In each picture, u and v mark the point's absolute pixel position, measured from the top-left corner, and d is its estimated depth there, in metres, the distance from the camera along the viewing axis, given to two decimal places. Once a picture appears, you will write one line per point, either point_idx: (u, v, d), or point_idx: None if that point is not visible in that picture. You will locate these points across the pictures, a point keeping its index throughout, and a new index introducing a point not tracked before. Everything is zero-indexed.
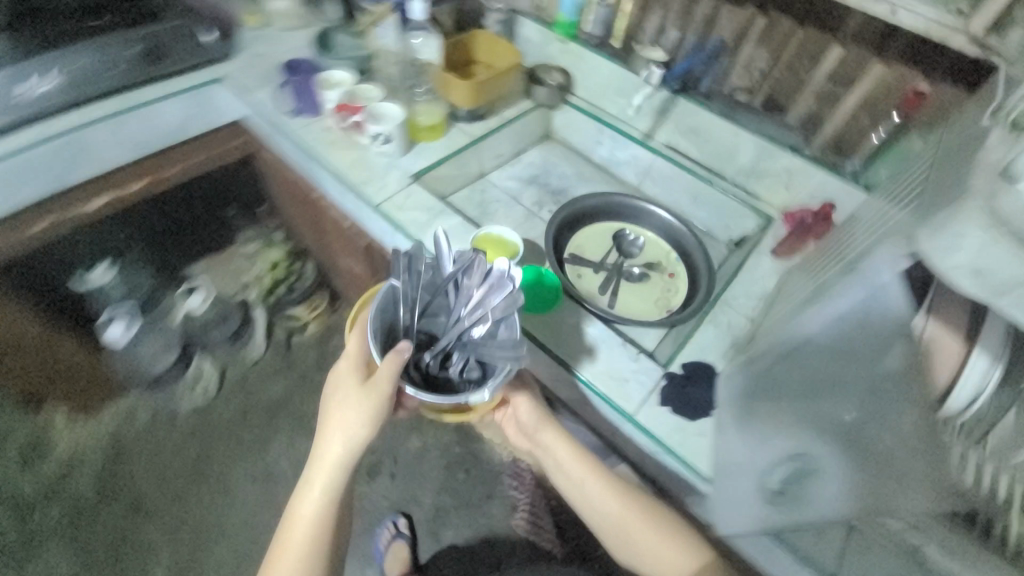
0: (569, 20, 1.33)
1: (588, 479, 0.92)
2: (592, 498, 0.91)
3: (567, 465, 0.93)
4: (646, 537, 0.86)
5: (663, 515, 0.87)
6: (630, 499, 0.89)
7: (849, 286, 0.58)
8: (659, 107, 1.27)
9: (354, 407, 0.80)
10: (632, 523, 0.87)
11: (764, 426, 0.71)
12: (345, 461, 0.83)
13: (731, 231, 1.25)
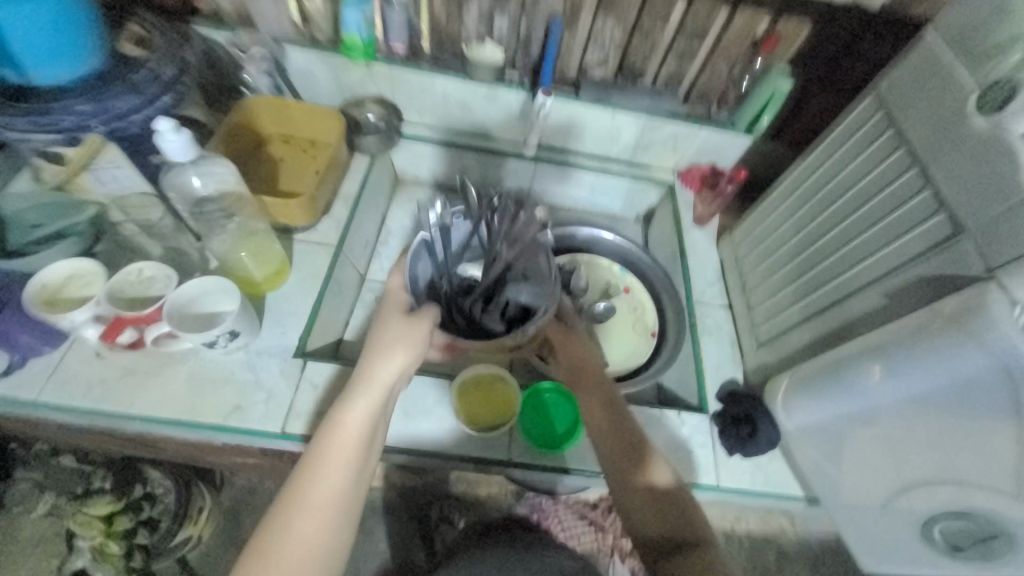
0: (362, 38, 0.95)
1: (618, 434, 0.69)
2: (610, 458, 0.68)
3: (595, 419, 0.71)
4: (665, 498, 0.66)
5: (683, 493, 0.66)
6: (651, 470, 0.67)
7: (960, 350, 0.51)
8: (519, 112, 1.06)
9: (400, 339, 0.63)
10: (645, 486, 0.66)
11: (864, 462, 0.67)
12: (373, 378, 0.61)
13: (637, 209, 1.22)
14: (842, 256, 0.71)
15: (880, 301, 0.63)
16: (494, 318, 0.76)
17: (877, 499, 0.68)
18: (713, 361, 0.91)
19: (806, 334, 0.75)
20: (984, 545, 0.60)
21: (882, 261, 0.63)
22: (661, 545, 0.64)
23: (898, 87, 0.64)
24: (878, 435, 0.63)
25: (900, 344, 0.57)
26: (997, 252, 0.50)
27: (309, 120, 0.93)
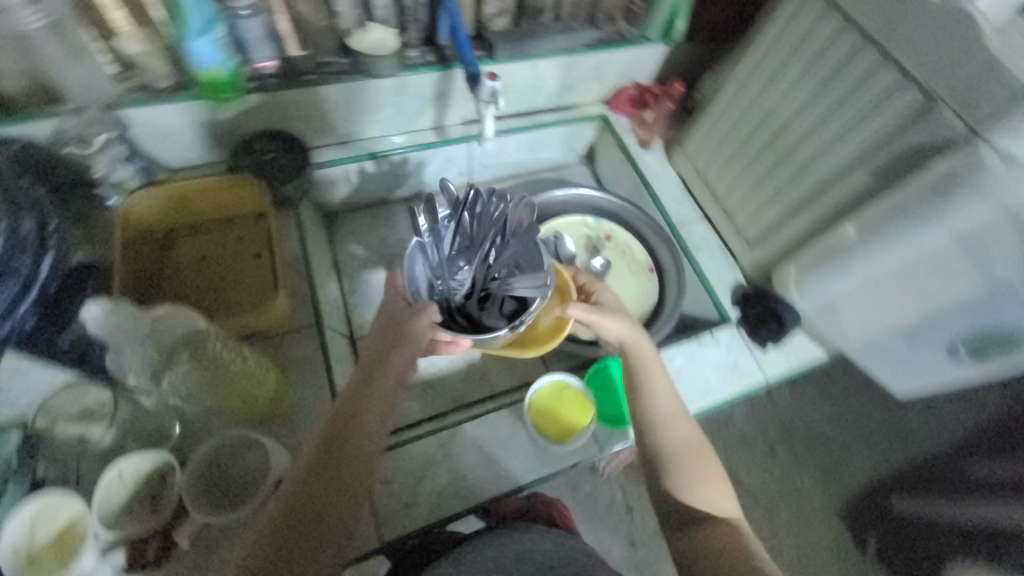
0: (224, 71, 0.74)
1: (682, 420, 0.66)
2: (675, 451, 0.64)
3: (666, 413, 0.66)
4: (709, 473, 0.62)
5: (721, 476, 0.63)
6: (705, 456, 0.64)
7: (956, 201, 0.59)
8: (435, 94, 0.93)
9: (402, 331, 0.60)
10: (701, 470, 0.62)
11: (888, 309, 0.75)
12: (378, 373, 0.60)
13: (577, 150, 1.18)
14: (816, 146, 0.75)
15: (868, 180, 0.69)
16: (493, 318, 0.65)
17: (900, 336, 0.78)
18: (715, 273, 0.96)
19: (800, 225, 0.81)
20: (999, 347, 0.70)
21: (859, 143, 0.69)
22: (679, 518, 0.60)
23: None
24: (866, 279, 0.74)
25: (912, 210, 0.64)
26: (978, 114, 0.56)
27: (213, 196, 0.75)
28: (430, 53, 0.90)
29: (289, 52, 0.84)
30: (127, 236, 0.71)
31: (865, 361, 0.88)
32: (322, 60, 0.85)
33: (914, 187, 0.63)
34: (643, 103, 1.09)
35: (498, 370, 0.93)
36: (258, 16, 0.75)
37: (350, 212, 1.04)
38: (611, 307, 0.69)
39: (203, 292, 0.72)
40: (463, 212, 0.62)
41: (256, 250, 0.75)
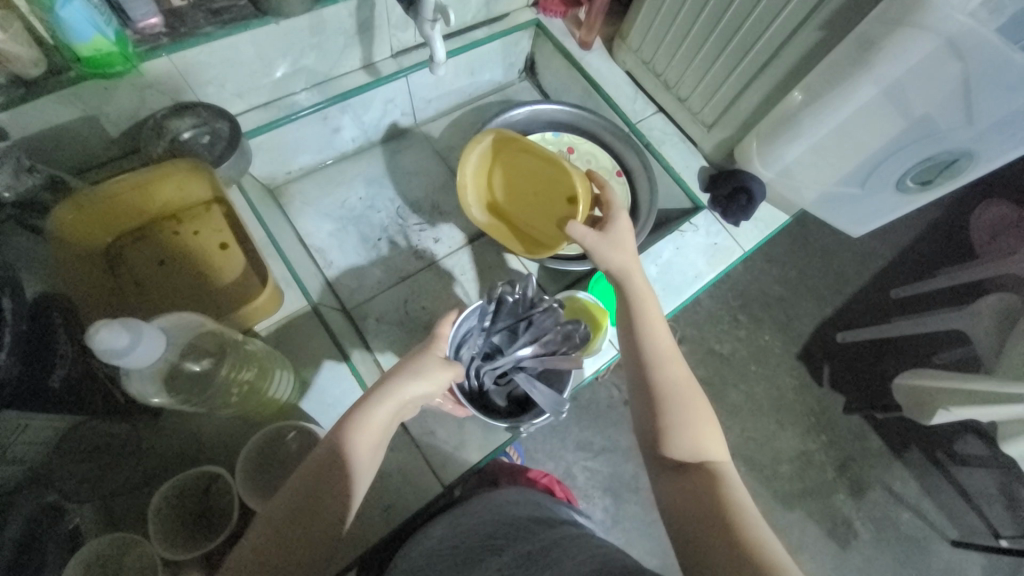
0: (110, 39, 0.62)
1: (674, 363, 0.63)
2: (668, 394, 0.61)
3: (664, 355, 0.64)
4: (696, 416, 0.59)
5: (712, 424, 0.59)
6: (697, 400, 0.61)
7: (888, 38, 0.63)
8: (358, 27, 0.83)
9: (428, 366, 0.59)
10: (690, 413, 0.59)
11: (838, 161, 0.80)
12: (394, 402, 0.55)
13: (516, 65, 1.12)
14: (761, 11, 0.75)
15: (817, 36, 0.71)
16: (499, 397, 0.70)
17: (858, 182, 0.82)
18: (680, 162, 0.99)
19: (755, 95, 0.83)
20: (946, 175, 0.75)
21: (806, 1, 0.69)
22: (668, 461, 0.57)
23: None
24: (815, 140, 0.79)
25: (859, 60, 0.67)
26: None
27: (144, 193, 0.64)
28: None
29: (171, 3, 0.69)
30: (65, 263, 0.59)
31: (828, 217, 0.93)
32: (216, 7, 0.72)
33: (859, 36, 0.66)
34: (574, 0, 1.05)
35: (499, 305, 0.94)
36: None
37: (298, 181, 0.95)
38: (616, 237, 0.72)
39: (181, 299, 0.65)
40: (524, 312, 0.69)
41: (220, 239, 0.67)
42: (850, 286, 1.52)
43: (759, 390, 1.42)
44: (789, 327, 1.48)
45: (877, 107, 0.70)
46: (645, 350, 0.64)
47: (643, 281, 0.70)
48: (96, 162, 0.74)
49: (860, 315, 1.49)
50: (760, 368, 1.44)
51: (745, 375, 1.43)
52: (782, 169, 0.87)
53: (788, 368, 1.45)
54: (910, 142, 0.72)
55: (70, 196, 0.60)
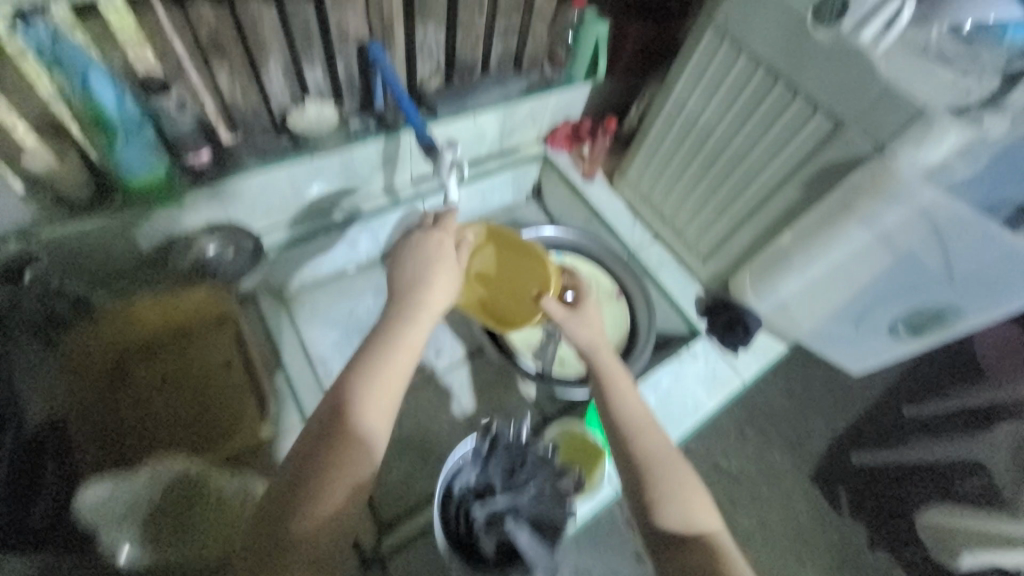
0: (159, 175, 0.70)
1: (651, 430, 0.67)
2: (652, 466, 0.63)
3: (640, 424, 0.67)
4: (681, 483, 0.63)
5: (703, 492, 0.63)
6: (682, 468, 0.64)
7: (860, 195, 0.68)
8: (383, 160, 0.92)
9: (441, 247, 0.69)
10: (679, 481, 0.63)
11: (829, 299, 0.83)
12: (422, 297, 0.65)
13: (525, 189, 1.22)
14: (747, 168, 0.83)
15: (800, 193, 0.77)
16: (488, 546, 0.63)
17: (851, 322, 0.85)
18: (678, 289, 1.03)
19: (747, 236, 0.89)
20: (936, 324, 0.77)
21: (786, 163, 0.77)
22: (663, 537, 0.60)
23: (735, 16, 0.73)
24: (806, 280, 0.83)
25: (838, 219, 0.72)
26: (880, 132, 0.64)
27: (162, 312, 0.72)
28: (371, 121, 0.88)
29: (220, 140, 0.79)
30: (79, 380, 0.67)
31: (826, 350, 0.94)
32: (258, 143, 0.81)
33: (841, 197, 0.70)
34: (579, 137, 1.14)
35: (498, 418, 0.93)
36: (185, 110, 0.69)
37: (310, 288, 0.99)
38: (585, 315, 0.76)
39: (184, 416, 0.69)
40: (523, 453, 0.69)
41: (226, 357, 0.73)
42: (861, 402, 1.46)
43: (772, 515, 1.33)
44: (801, 445, 1.41)
45: (862, 256, 0.74)
46: (627, 417, 0.68)
47: (611, 356, 0.73)
48: (120, 276, 0.76)
49: (874, 436, 1.43)
50: (773, 490, 1.36)
51: (756, 498, 1.35)
52: (778, 304, 0.90)
53: (802, 491, 1.37)
54: (898, 288, 0.76)
55: (99, 322, 0.67)
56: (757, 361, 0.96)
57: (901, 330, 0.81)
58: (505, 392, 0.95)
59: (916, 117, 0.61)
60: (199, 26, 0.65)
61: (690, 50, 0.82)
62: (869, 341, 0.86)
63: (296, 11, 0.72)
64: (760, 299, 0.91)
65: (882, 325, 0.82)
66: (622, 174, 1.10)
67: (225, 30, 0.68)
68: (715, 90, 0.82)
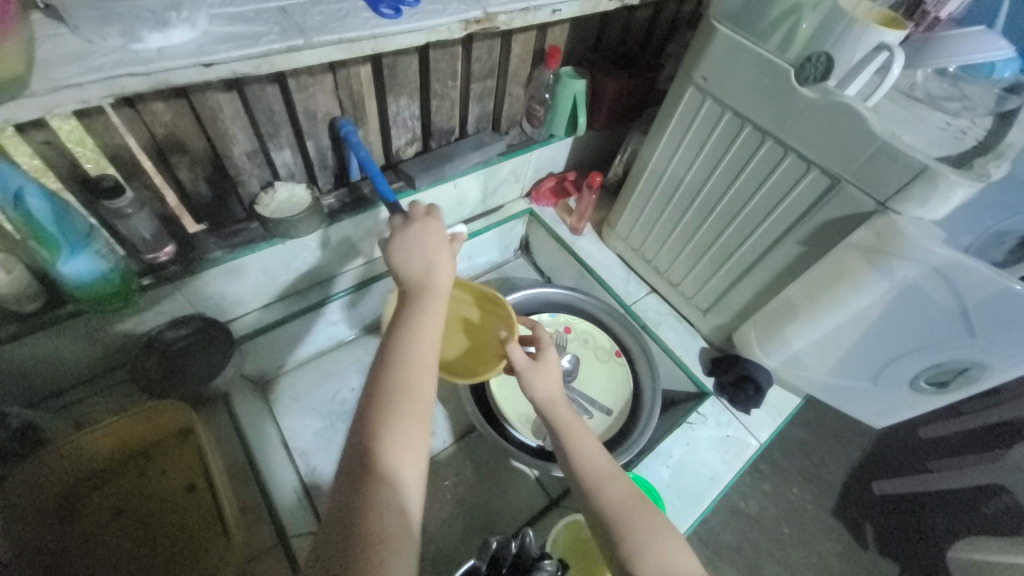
0: (112, 282, 0.64)
1: (615, 479, 0.58)
2: (617, 514, 0.54)
3: (602, 474, 0.58)
4: (646, 524, 0.53)
5: (673, 533, 0.53)
6: (649, 513, 0.54)
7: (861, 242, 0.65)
8: (361, 234, 0.88)
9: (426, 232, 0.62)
10: (643, 522, 0.53)
11: (840, 352, 0.79)
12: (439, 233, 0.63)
13: (512, 246, 1.19)
14: (740, 223, 0.79)
15: (798, 249, 0.73)
16: None
17: (868, 376, 0.80)
18: (680, 346, 0.97)
19: (747, 291, 0.85)
20: (962, 380, 0.70)
21: (782, 218, 0.73)
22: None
23: (714, 76, 0.71)
24: (814, 334, 0.78)
25: (844, 271, 0.68)
26: (880, 190, 0.61)
27: (117, 436, 0.64)
28: (346, 195, 0.86)
29: (187, 231, 0.75)
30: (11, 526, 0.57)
31: (844, 405, 0.88)
32: (228, 230, 0.77)
33: (848, 252, 0.67)
34: (565, 191, 1.13)
35: (500, 517, 0.83)
36: (143, 209, 0.65)
37: (290, 372, 0.93)
38: (545, 366, 0.67)
39: (129, 559, 0.60)
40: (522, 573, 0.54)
41: (189, 479, 0.66)
42: (873, 429, 1.46)
43: (799, 559, 1.27)
44: (817, 477, 1.39)
45: (871, 309, 0.70)
46: (599, 472, 0.58)
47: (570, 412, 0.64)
48: (78, 381, 0.72)
49: (890, 464, 1.40)
50: (795, 530, 1.31)
51: (779, 541, 1.29)
52: (786, 357, 0.85)
53: (824, 527, 1.32)
54: (915, 343, 0.71)
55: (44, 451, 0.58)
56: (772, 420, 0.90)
57: (925, 389, 0.75)
58: (508, 481, 0.86)
59: (918, 174, 0.57)
60: (154, 126, 0.62)
61: (670, 108, 0.81)
62: (891, 397, 0.80)
63: (257, 94, 0.67)
64: (767, 353, 0.86)
65: (903, 380, 0.76)
66: (611, 227, 1.06)
67: (184, 126, 0.64)
68: (701, 146, 0.79)
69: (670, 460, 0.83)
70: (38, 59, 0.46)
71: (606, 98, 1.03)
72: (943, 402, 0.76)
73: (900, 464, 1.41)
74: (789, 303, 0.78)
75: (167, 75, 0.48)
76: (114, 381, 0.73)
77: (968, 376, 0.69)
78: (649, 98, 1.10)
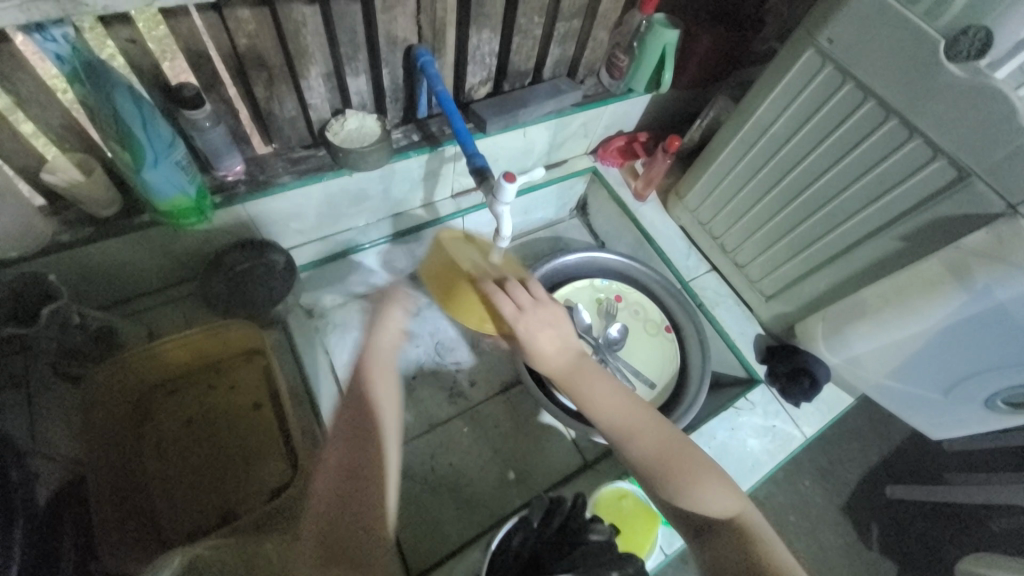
0: (190, 195, 0.63)
1: (660, 428, 0.60)
2: (657, 462, 0.58)
3: (623, 427, 0.60)
4: (687, 470, 0.57)
5: (717, 475, 0.57)
6: (684, 462, 0.58)
7: (976, 244, 0.59)
8: (425, 174, 0.85)
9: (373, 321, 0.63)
10: (683, 473, 0.57)
11: (912, 360, 0.75)
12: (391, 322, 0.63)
13: (569, 205, 1.15)
14: (832, 210, 0.73)
15: (896, 244, 0.68)
16: None
17: (938, 388, 0.76)
18: (735, 327, 0.95)
19: (823, 281, 0.80)
20: None
21: (886, 209, 0.67)
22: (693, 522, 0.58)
23: (844, 39, 0.63)
24: (886, 341, 0.74)
25: (947, 279, 0.63)
26: (1014, 191, 0.55)
27: (190, 349, 0.67)
28: (414, 133, 0.82)
29: (255, 151, 0.73)
30: (86, 432, 0.59)
31: (898, 411, 0.85)
32: (296, 156, 0.75)
33: (952, 257, 0.62)
34: (633, 153, 1.07)
35: (536, 470, 0.85)
36: (219, 123, 0.63)
37: None
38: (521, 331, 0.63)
39: (200, 468, 0.65)
40: (575, 538, 0.56)
41: (253, 399, 0.70)
42: (898, 432, 1.44)
43: (801, 549, 1.28)
44: (834, 474, 1.38)
45: (962, 322, 0.65)
46: (634, 424, 0.60)
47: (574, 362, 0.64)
48: (146, 290, 0.73)
49: (912, 470, 1.38)
50: (801, 520, 1.32)
51: (782, 527, 1.30)
52: (848, 358, 0.82)
53: (829, 519, 1.32)
54: (1002, 363, 0.65)
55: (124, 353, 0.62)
56: (823, 415, 0.88)
57: (1002, 410, 0.70)
58: (545, 439, 0.88)
59: None
60: (237, 35, 0.58)
61: (779, 72, 0.73)
62: (955, 410, 0.77)
63: (343, 10, 0.63)
64: (823, 347, 0.83)
65: (973, 397, 0.72)
66: (679, 198, 1.00)
67: (265, 39, 0.61)
68: (806, 119, 0.72)
69: (712, 442, 0.82)
70: None
71: (697, 55, 0.94)
72: (1014, 423, 0.72)
73: (913, 471, 1.39)
74: (865, 312, 0.74)
75: None
76: (181, 294, 0.75)
77: None
78: (741, 59, 1.00)
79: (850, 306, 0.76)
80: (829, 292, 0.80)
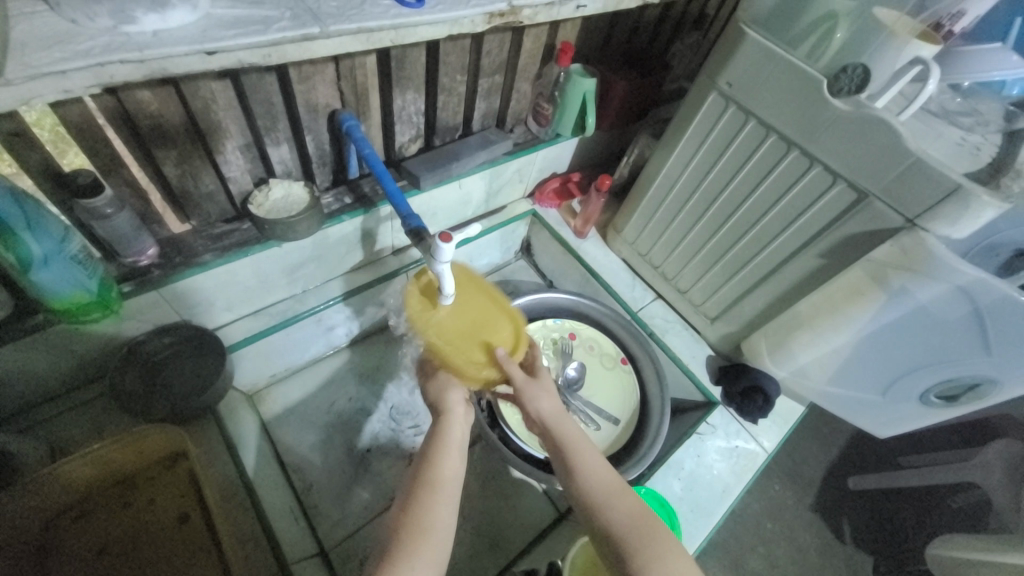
0: (91, 290, 0.57)
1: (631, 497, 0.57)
2: (629, 535, 0.53)
3: (606, 489, 0.57)
4: (657, 541, 0.52)
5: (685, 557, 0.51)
6: (657, 533, 0.53)
7: (885, 254, 0.64)
8: (361, 236, 0.83)
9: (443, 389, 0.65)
10: (652, 547, 0.52)
11: (849, 366, 0.79)
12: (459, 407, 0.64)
13: (513, 248, 1.16)
14: (753, 236, 0.78)
15: (818, 261, 0.73)
16: None
17: (877, 388, 0.80)
18: (687, 352, 0.97)
19: (759, 300, 0.84)
20: (971, 395, 0.71)
21: (801, 231, 0.72)
22: None
23: (743, 83, 0.69)
24: (824, 350, 0.79)
25: (867, 288, 0.68)
26: (909, 207, 0.60)
27: (97, 467, 0.60)
28: (346, 195, 0.80)
29: (171, 232, 0.68)
30: None
31: (847, 415, 0.89)
32: (217, 232, 0.70)
33: (867, 268, 0.67)
34: (569, 193, 1.10)
35: (509, 527, 0.81)
36: (124, 208, 0.58)
37: (280, 381, 0.88)
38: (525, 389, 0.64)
39: None
40: None
41: (178, 511, 0.64)
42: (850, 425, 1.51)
43: (782, 556, 1.29)
44: (800, 475, 1.42)
45: (888, 325, 0.70)
46: (611, 483, 0.57)
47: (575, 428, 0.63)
48: (48, 396, 0.65)
49: (869, 459, 1.44)
50: (778, 526, 1.33)
51: (761, 537, 1.31)
52: (795, 370, 0.85)
53: (804, 522, 1.34)
54: (927, 360, 0.71)
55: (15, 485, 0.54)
56: (780, 426, 0.90)
57: (936, 404, 0.75)
58: (515, 493, 0.84)
59: (951, 192, 0.56)
60: (137, 117, 0.55)
61: (690, 114, 0.78)
62: (897, 408, 0.81)
63: (255, 83, 0.61)
64: (771, 363, 0.87)
65: (909, 395, 0.77)
66: (617, 232, 1.03)
67: (171, 118, 0.57)
68: (721, 154, 0.77)
69: (681, 472, 0.82)
70: (12, 40, 0.43)
71: (616, 99, 1.00)
72: (948, 416, 0.76)
73: (869, 459, 1.44)
74: (805, 326, 0.78)
75: (166, 63, 0.46)
76: (91, 396, 0.67)
77: (980, 392, 0.70)
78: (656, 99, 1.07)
79: (785, 322, 0.80)
80: (767, 312, 0.84)
